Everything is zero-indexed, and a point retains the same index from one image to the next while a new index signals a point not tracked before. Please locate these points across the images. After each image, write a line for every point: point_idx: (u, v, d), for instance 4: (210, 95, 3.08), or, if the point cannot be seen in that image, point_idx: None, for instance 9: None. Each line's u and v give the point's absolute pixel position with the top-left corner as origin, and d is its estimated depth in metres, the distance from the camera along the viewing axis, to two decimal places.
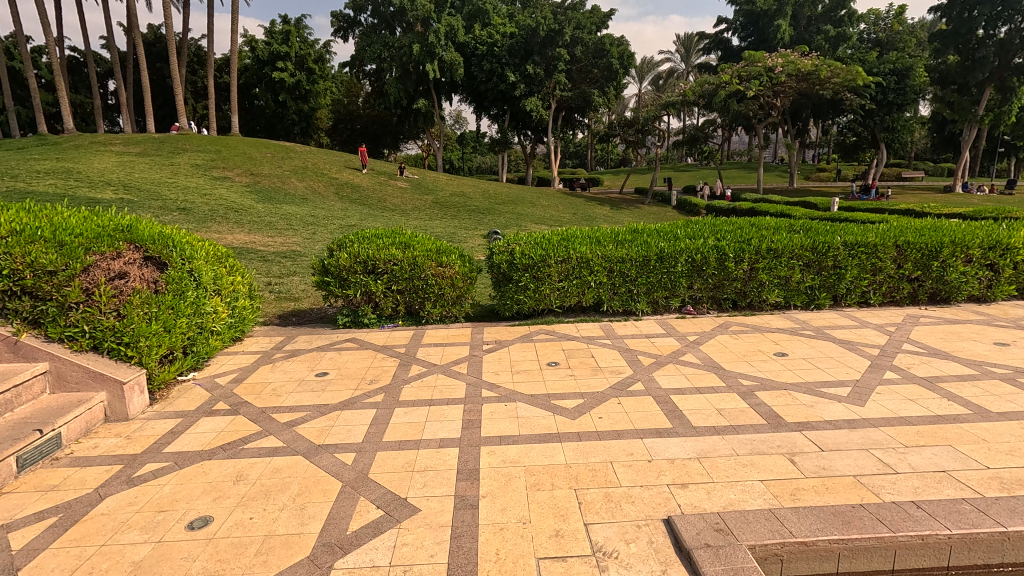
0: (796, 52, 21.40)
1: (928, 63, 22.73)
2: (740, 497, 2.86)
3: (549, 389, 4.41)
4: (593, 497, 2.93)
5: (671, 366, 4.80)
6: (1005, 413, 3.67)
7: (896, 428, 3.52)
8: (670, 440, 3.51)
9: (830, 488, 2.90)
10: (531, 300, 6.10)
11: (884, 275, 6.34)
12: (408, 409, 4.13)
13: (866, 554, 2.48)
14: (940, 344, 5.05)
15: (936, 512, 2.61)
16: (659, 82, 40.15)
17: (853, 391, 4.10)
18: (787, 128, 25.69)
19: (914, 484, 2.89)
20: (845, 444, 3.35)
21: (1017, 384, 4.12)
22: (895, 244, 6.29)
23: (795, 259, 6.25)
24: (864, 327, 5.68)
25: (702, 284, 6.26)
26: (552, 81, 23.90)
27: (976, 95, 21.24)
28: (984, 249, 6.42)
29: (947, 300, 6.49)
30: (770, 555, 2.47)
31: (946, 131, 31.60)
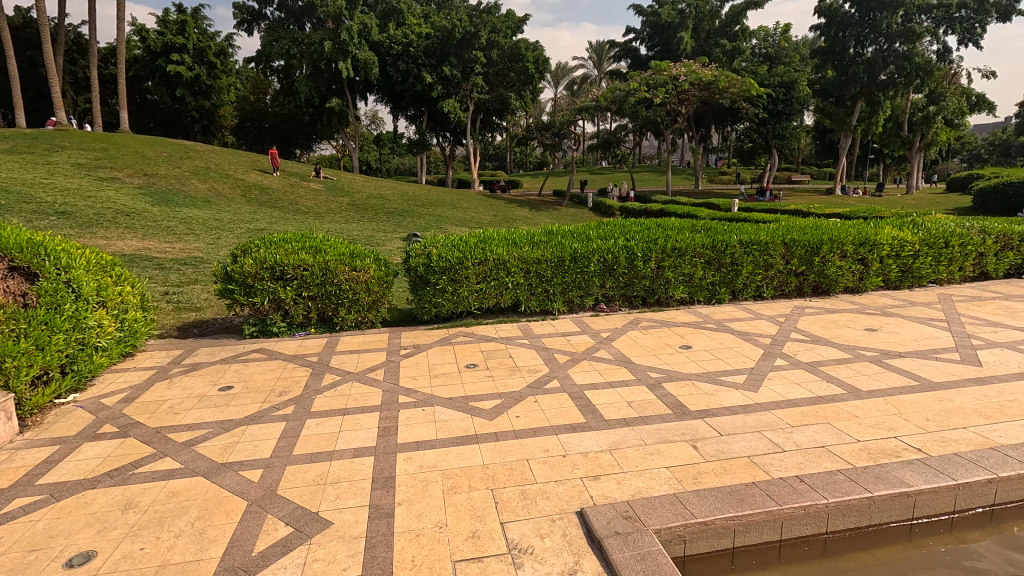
0: (698, 63, 22.81)
1: (810, 77, 25.04)
2: (648, 484, 3.01)
3: (467, 392, 4.42)
4: (509, 496, 2.97)
5: (585, 362, 4.96)
6: (873, 391, 4.12)
7: (784, 410, 3.85)
8: (584, 434, 3.63)
9: (727, 469, 3.12)
10: (449, 302, 6.08)
11: (774, 271, 6.91)
12: (321, 420, 3.98)
13: (757, 529, 2.69)
14: (822, 332, 5.59)
15: (816, 484, 2.88)
16: (574, 87, 41.39)
17: (748, 378, 4.44)
18: (691, 134, 27.33)
19: (798, 460, 3.18)
20: (740, 428, 3.62)
21: (883, 365, 4.65)
22: (783, 242, 6.87)
23: (697, 257, 6.66)
24: (758, 318, 6.17)
25: (614, 282, 6.52)
26: (468, 83, 23.92)
27: (851, 107, 23.64)
28: (857, 245, 7.15)
29: (827, 292, 7.19)
30: (674, 537, 2.62)
31: (828, 139, 34.99)
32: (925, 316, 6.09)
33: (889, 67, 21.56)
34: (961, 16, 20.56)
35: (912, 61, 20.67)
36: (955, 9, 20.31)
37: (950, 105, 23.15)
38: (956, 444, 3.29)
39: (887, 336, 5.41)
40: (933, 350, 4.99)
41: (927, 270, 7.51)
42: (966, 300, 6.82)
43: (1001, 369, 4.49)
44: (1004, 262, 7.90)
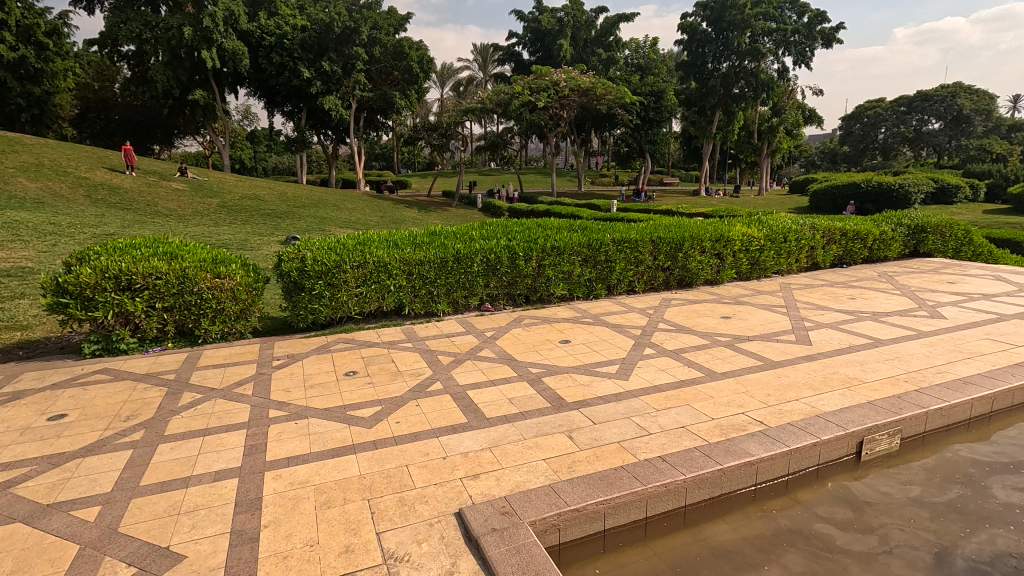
0: (577, 69, 23.86)
1: (676, 88, 27.21)
2: (525, 478, 3.08)
3: (345, 400, 4.24)
4: (386, 504, 2.89)
5: (468, 362, 4.97)
6: (726, 372, 4.57)
7: (650, 395, 4.15)
8: (465, 434, 3.63)
9: (599, 456, 3.28)
10: (326, 308, 5.79)
11: (644, 267, 7.43)
12: (177, 444, 3.60)
13: (625, 509, 2.86)
14: (685, 321, 6.11)
15: (676, 462, 3.13)
16: (460, 88, 41.42)
17: (620, 368, 4.73)
18: (573, 138, 28.56)
19: (662, 441, 3.43)
20: (612, 415, 3.84)
21: (735, 348, 5.18)
22: (651, 240, 7.40)
23: (575, 255, 6.96)
24: (631, 311, 6.60)
25: (497, 281, 6.61)
26: (350, 80, 23.02)
27: (710, 117, 26.08)
28: (714, 241, 7.89)
29: (690, 284, 7.86)
30: (549, 526, 2.70)
31: (693, 146, 38.35)
32: (770, 303, 6.88)
33: (740, 82, 24.03)
34: (795, 40, 23.52)
35: (758, 77, 23.30)
36: (791, 33, 23.11)
37: (789, 117, 26.35)
38: (790, 414, 3.75)
39: (739, 322, 6.03)
40: (774, 333, 5.66)
41: (771, 262, 8.49)
42: (801, 287, 7.80)
43: (826, 347, 5.19)
44: (830, 254, 9.14)
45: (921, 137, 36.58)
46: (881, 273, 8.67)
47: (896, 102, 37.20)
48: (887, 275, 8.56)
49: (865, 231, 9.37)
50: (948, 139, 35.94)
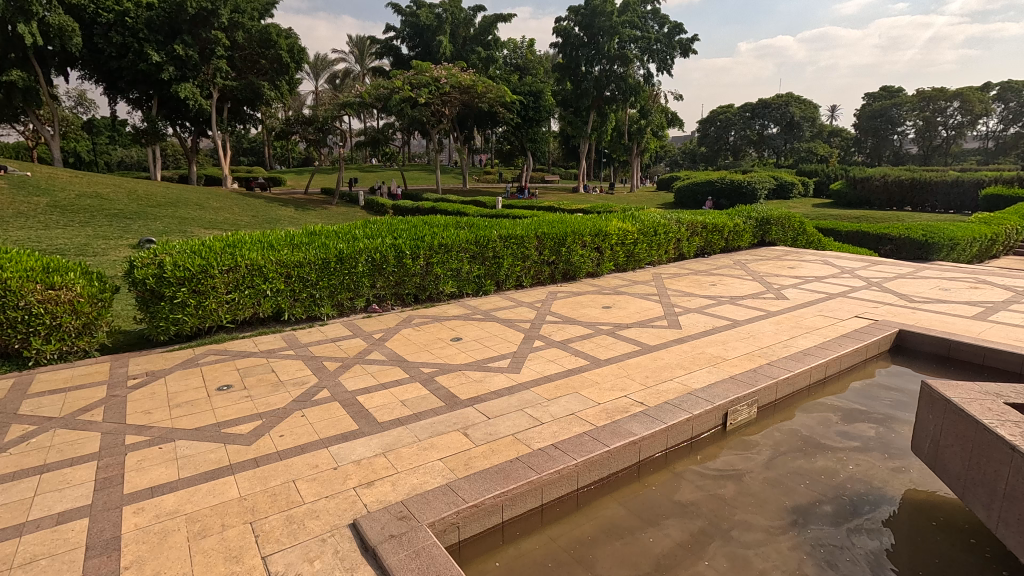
0: (457, 66, 23.83)
1: (553, 89, 28.20)
2: (422, 480, 3.03)
3: (219, 418, 3.87)
4: (272, 525, 2.69)
5: (357, 367, 4.78)
6: (609, 359, 4.85)
7: (541, 386, 4.28)
8: (357, 441, 3.49)
9: (494, 450, 3.32)
10: (191, 318, 5.24)
11: (531, 262, 7.64)
12: (4, 487, 3.05)
13: (522, 499, 2.93)
14: (571, 313, 6.38)
15: (568, 449, 3.26)
16: (336, 81, 39.56)
17: (512, 362, 4.82)
18: (456, 135, 28.55)
19: (554, 429, 3.56)
20: (505, 409, 3.90)
21: (616, 336, 5.51)
22: (536, 235, 7.62)
23: (463, 252, 6.97)
24: (519, 306, 6.75)
25: (385, 281, 6.43)
26: (209, 67, 20.96)
27: (585, 118, 27.45)
28: (594, 236, 8.32)
29: (574, 277, 8.23)
30: (448, 526, 2.68)
31: (571, 145, 40.11)
32: (644, 292, 7.41)
33: (611, 86, 25.49)
34: (657, 49, 25.48)
35: (626, 82, 24.93)
36: (652, 42, 25.08)
37: (655, 120, 28.53)
38: (666, 394, 4.07)
39: (618, 311, 6.43)
40: (650, 320, 6.10)
41: (644, 254, 9.14)
42: (671, 276, 8.49)
43: (694, 329, 5.71)
44: (693, 245, 10.04)
45: (763, 140, 41.43)
46: (736, 261, 9.70)
47: (742, 108, 41.67)
48: (741, 262, 9.60)
49: (722, 224, 10.42)
50: (784, 142, 41.09)
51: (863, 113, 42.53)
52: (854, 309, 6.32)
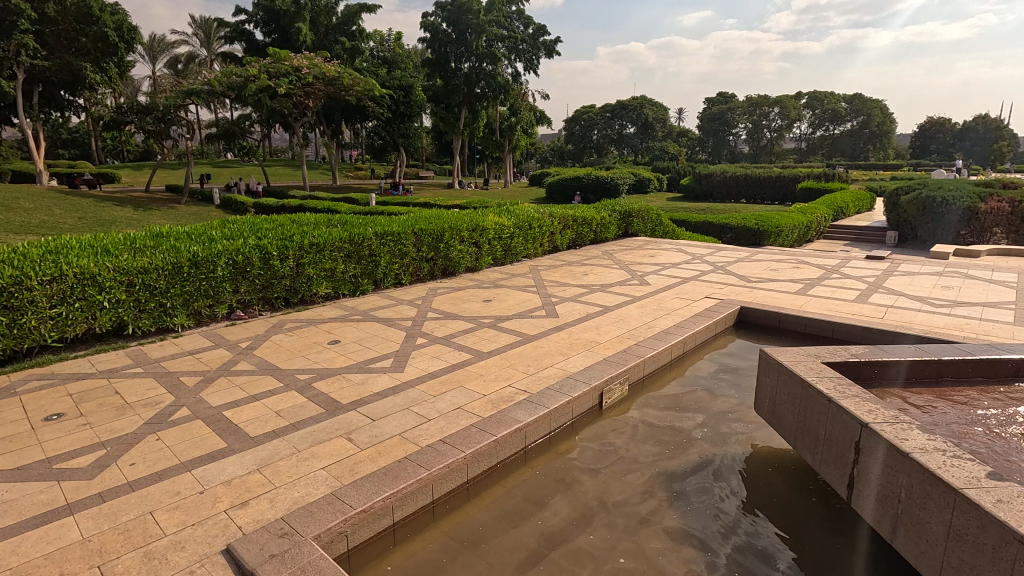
0: (320, 56, 22.51)
1: (423, 84, 27.75)
2: (304, 493, 2.86)
3: (48, 453, 3.31)
4: (128, 565, 2.37)
5: (221, 379, 4.36)
6: (492, 351, 4.94)
7: (426, 383, 4.25)
8: (225, 461, 3.19)
9: (381, 452, 3.23)
10: (4, 339, 4.41)
11: (409, 258, 7.52)
12: None
13: (412, 498, 2.89)
14: (453, 308, 6.40)
15: (455, 442, 3.27)
16: (178, 66, 35.47)
17: (394, 361, 4.72)
18: (322, 128, 27.02)
19: (441, 425, 3.55)
20: (390, 409, 3.81)
21: (498, 328, 5.63)
22: (413, 232, 7.50)
23: (337, 251, 6.65)
24: (399, 304, 6.61)
25: (249, 285, 5.93)
26: (10, 43, 17.61)
27: (457, 114, 27.46)
28: (472, 231, 8.39)
29: (453, 273, 8.24)
30: (335, 536, 2.57)
31: (444, 141, 39.95)
32: (523, 284, 7.64)
33: (480, 83, 25.74)
34: (524, 49, 26.22)
35: (495, 79, 25.33)
36: (519, 42, 25.78)
37: (525, 117, 29.38)
38: (547, 380, 4.25)
39: (499, 304, 6.57)
40: (529, 310, 6.31)
41: (520, 247, 9.41)
42: (546, 268, 8.85)
43: (570, 317, 6.01)
44: (566, 237, 10.54)
45: (622, 139, 44.58)
46: (604, 252, 10.36)
47: (603, 109, 44.40)
48: (608, 252, 10.28)
49: (590, 217, 11.06)
50: (641, 141, 44.62)
51: (704, 116, 47.53)
52: (704, 291, 7.08)
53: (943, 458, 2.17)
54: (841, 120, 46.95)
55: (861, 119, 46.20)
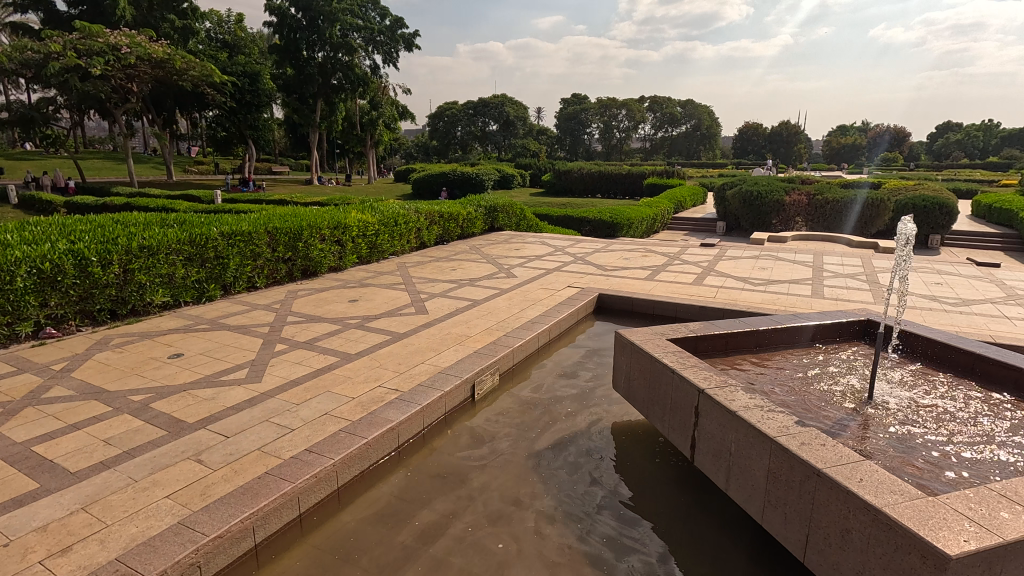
0: (144, 34, 19.79)
1: (272, 73, 25.44)
2: (145, 526, 2.52)
3: None
4: None
5: (28, 410, 3.67)
6: (360, 352, 4.76)
7: (287, 391, 3.97)
8: (38, 504, 2.70)
9: (237, 470, 2.96)
10: None
11: (263, 260, 6.95)
12: None
13: (276, 515, 2.69)
14: (315, 310, 6.05)
15: (322, 450, 3.11)
16: None
17: (250, 371, 4.34)
18: (151, 117, 23.84)
19: (306, 433, 3.34)
20: (247, 423, 3.50)
21: (365, 328, 5.44)
22: (266, 231, 6.93)
23: (175, 254, 5.92)
24: (254, 309, 6.08)
25: (62, 297, 5.05)
26: None
27: (312, 105, 25.86)
28: (333, 229, 7.97)
29: (314, 273, 7.79)
30: (186, 568, 2.31)
31: (299, 135, 37.46)
32: (390, 282, 7.44)
33: (337, 74, 24.58)
34: (381, 41, 25.46)
35: (353, 71, 24.22)
36: (376, 33, 24.81)
37: (386, 111, 28.56)
38: (418, 376, 4.21)
39: (366, 303, 6.35)
40: (397, 308, 6.18)
41: (386, 245, 9.15)
42: (414, 265, 8.72)
43: (439, 313, 6.00)
44: (433, 233, 10.46)
45: (486, 137, 45.35)
46: (471, 247, 10.47)
47: (466, 106, 44.69)
48: (476, 247, 10.42)
49: (456, 213, 11.10)
50: (504, 139, 45.78)
51: (561, 115, 50.05)
52: (567, 281, 7.48)
53: (762, 413, 2.54)
54: (678, 123, 52.29)
55: (694, 123, 51.95)
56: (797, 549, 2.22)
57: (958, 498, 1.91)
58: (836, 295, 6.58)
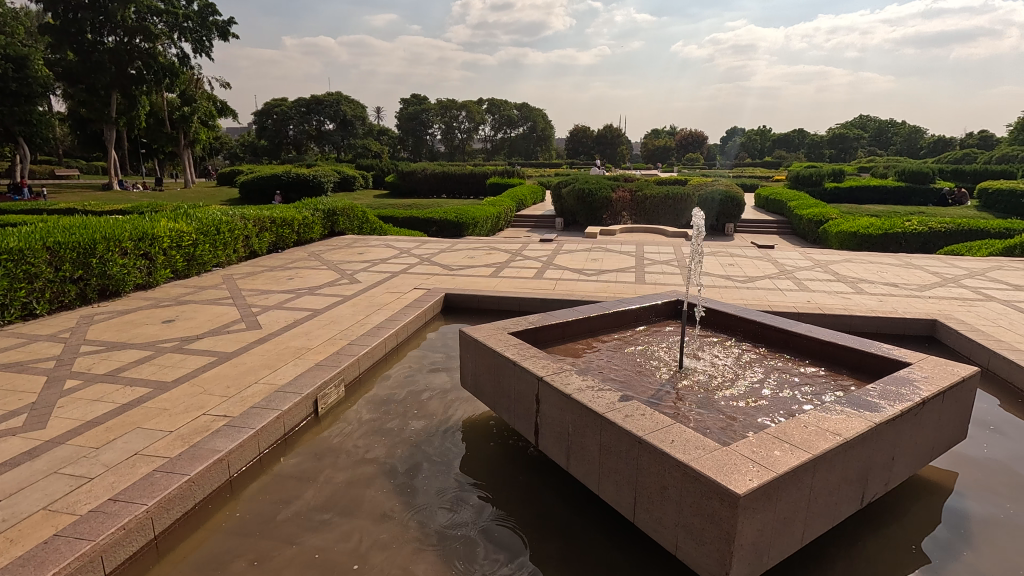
0: None
1: (43, 55, 21.11)
2: None
3: None
4: None
5: None
6: (177, 379, 4.20)
7: (84, 434, 3.36)
8: None
9: (15, 539, 2.44)
10: None
11: (43, 281, 5.80)
12: None
13: None
14: (119, 336, 5.21)
15: (132, 496, 2.69)
16: None
17: (29, 417, 3.59)
18: None
19: (110, 480, 2.86)
20: (27, 479, 2.89)
21: (185, 351, 4.83)
22: (46, 246, 5.79)
23: None
24: (34, 341, 5.05)
25: None
26: None
27: (105, 98, 22.09)
28: (136, 240, 6.92)
29: (116, 293, 6.71)
30: None
31: (90, 133, 31.96)
32: (214, 297, 6.68)
33: (136, 62, 21.28)
34: (189, 27, 22.62)
35: (157, 60, 21.33)
36: (182, 19, 22.11)
37: (202, 107, 25.45)
38: (251, 398, 3.84)
39: (185, 323, 5.63)
40: (224, 326, 5.57)
41: (208, 256, 8.21)
42: (243, 276, 7.94)
43: (274, 326, 5.54)
44: (264, 241, 9.64)
45: (322, 136, 42.96)
46: (310, 253, 9.85)
47: (297, 102, 41.74)
48: (315, 254, 9.82)
49: (290, 218, 10.34)
50: (342, 139, 43.85)
51: (401, 115, 49.23)
52: (413, 282, 7.40)
53: (592, 393, 2.76)
54: (515, 125, 54.64)
55: (530, 125, 54.65)
56: (628, 510, 2.46)
57: (745, 445, 2.26)
58: (655, 280, 7.43)
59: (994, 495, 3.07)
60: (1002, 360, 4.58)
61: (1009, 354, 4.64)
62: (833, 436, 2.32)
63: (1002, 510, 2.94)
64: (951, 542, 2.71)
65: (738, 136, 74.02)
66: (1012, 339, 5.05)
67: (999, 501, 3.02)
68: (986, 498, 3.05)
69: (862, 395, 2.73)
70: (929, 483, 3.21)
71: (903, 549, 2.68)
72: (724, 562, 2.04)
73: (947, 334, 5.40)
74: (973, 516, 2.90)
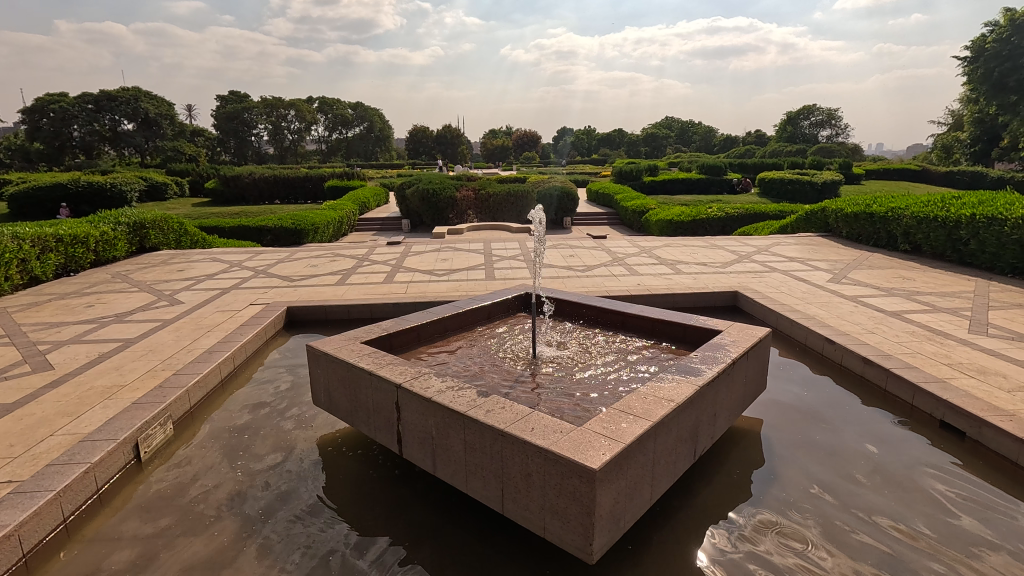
0: None
1: None
2: None
3: None
4: None
5: None
6: None
7: None
8: None
9: None
10: None
11: None
12: None
13: None
14: None
15: None
16: None
17: None
18: None
19: None
20: None
21: None
22: None
23: None
24: None
25: None
26: None
27: None
28: None
29: None
30: None
31: None
32: None
33: None
34: None
35: None
36: None
37: None
38: (46, 455, 3.18)
39: None
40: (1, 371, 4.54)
41: None
42: (23, 309, 6.53)
43: (71, 365, 4.64)
44: (49, 264, 8.04)
45: (118, 137, 37.07)
46: (114, 275, 8.44)
47: (81, 98, 35.29)
48: (120, 275, 8.43)
49: (83, 234, 8.75)
50: (145, 141, 38.18)
51: (217, 114, 44.25)
52: (247, 298, 6.72)
53: (453, 393, 2.76)
54: (350, 125, 52.47)
55: (366, 125, 52.96)
56: (497, 502, 2.52)
57: (596, 421, 2.43)
58: (504, 275, 7.68)
59: (795, 451, 3.49)
60: (786, 320, 5.54)
61: (790, 314, 5.63)
62: (668, 402, 2.61)
63: (820, 474, 3.22)
64: (771, 510, 2.92)
65: (568, 136, 79.31)
66: (792, 302, 6.11)
67: (818, 464, 3.32)
68: (807, 463, 3.34)
69: (687, 361, 3.12)
70: (739, 430, 3.78)
71: (740, 518, 2.86)
72: (587, 535, 2.18)
73: (746, 301, 6.39)
74: (778, 476, 3.22)
